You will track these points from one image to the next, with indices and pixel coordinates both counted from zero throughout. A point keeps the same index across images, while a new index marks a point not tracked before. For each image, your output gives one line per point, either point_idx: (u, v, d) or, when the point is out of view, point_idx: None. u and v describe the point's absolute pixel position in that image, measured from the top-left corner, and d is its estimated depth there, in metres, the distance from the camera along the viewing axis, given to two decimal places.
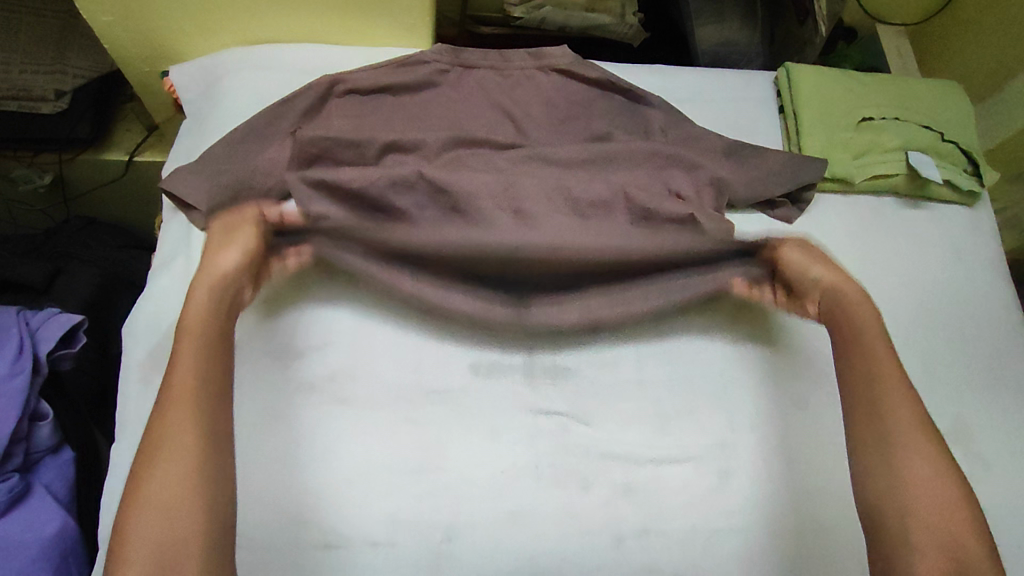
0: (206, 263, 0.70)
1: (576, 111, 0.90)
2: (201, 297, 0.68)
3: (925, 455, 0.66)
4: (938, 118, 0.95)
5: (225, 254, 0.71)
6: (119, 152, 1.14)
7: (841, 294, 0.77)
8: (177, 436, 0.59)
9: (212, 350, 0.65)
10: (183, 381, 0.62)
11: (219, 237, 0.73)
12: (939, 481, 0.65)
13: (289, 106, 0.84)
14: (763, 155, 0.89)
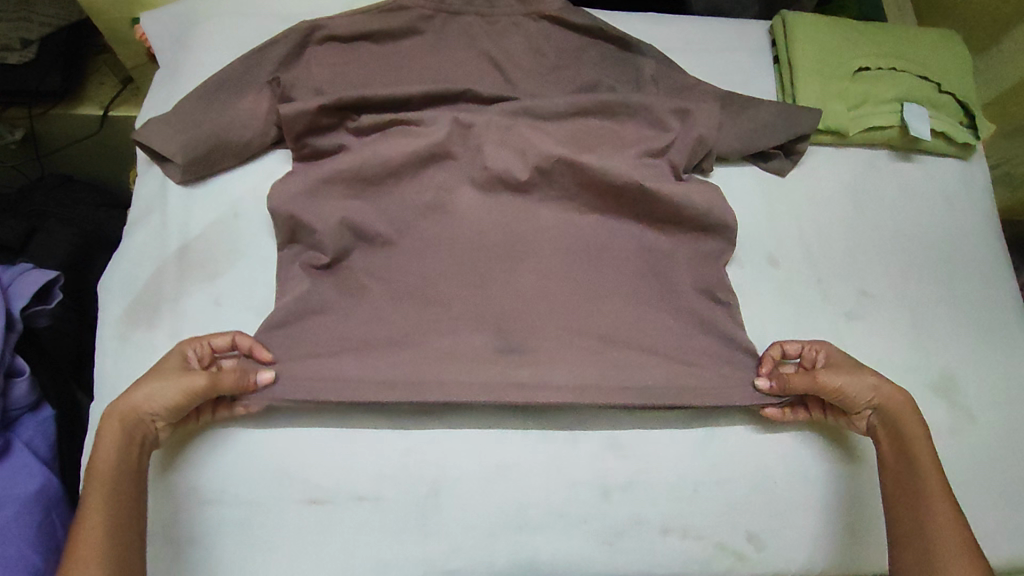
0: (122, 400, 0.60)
1: (565, 60, 0.88)
2: (134, 414, 0.59)
3: (960, 562, 0.57)
4: (936, 69, 0.92)
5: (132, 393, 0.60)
6: (93, 106, 1.10)
7: (899, 420, 0.67)
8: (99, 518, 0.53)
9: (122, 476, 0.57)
10: (93, 491, 0.55)
11: (168, 365, 0.63)
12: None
13: (266, 54, 0.81)
14: (757, 107, 0.87)
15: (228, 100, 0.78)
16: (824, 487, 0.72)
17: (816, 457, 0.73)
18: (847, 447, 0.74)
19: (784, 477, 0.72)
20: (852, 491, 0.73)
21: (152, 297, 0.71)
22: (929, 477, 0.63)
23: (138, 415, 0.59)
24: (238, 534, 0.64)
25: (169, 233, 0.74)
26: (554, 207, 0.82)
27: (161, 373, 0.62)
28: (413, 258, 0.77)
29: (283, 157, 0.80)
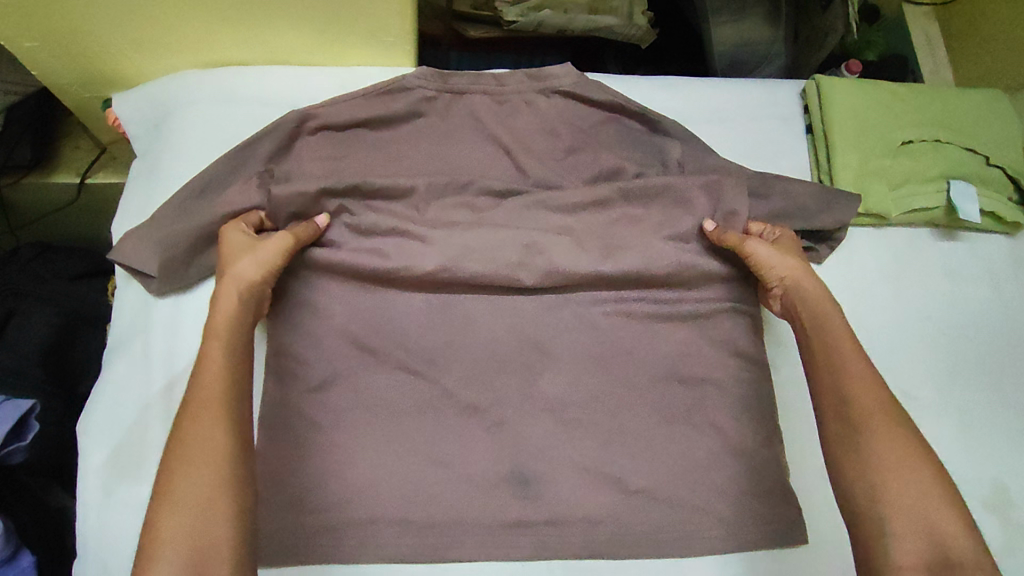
0: (206, 343, 0.59)
1: (581, 140, 0.80)
2: (239, 288, 0.62)
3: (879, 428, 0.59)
4: (984, 139, 0.85)
5: (209, 345, 0.58)
6: (69, 173, 1.02)
7: (797, 293, 0.69)
8: (213, 397, 0.55)
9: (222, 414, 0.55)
10: (207, 364, 0.57)
11: (239, 242, 0.66)
12: (897, 465, 0.57)
13: (252, 150, 0.73)
14: (791, 189, 0.79)
15: (209, 206, 0.70)
16: (824, 544, 0.72)
17: (793, 463, 0.75)
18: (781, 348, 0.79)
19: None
20: (815, 503, 0.73)
21: (136, 442, 0.64)
22: (839, 346, 0.64)
23: (249, 289, 0.63)
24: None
25: (153, 366, 0.67)
26: (577, 312, 0.74)
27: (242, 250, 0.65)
28: (424, 378, 0.70)
29: None
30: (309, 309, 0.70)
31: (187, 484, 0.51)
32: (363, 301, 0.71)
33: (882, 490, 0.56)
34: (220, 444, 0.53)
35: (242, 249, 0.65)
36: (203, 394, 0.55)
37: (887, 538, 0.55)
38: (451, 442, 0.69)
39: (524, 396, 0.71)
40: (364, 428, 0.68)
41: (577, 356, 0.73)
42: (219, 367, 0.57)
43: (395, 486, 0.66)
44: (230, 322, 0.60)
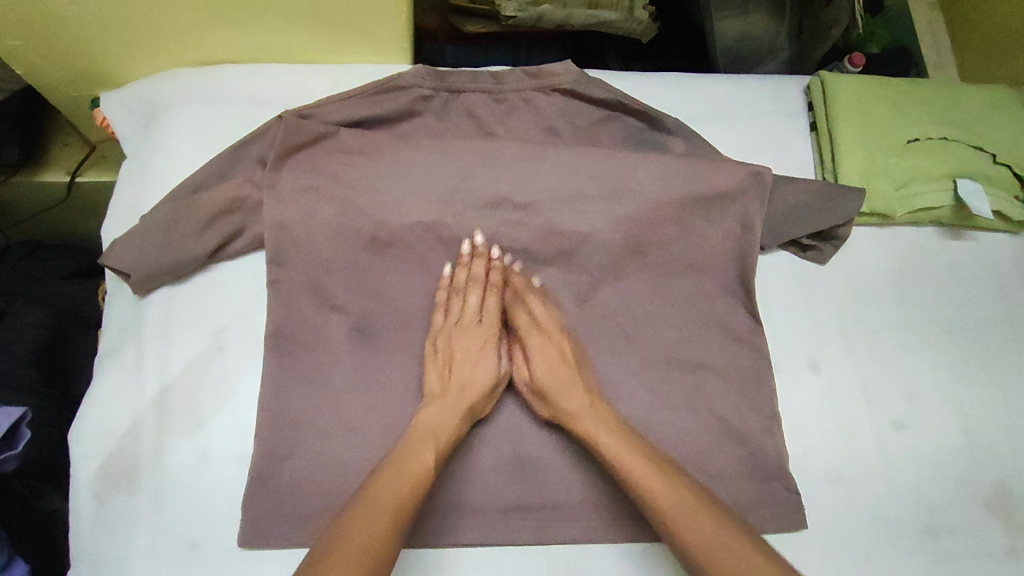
0: (423, 444, 0.61)
1: (581, 139, 0.78)
2: (484, 394, 0.66)
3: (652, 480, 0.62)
4: (990, 137, 0.83)
5: (426, 452, 0.61)
6: (58, 171, 1.00)
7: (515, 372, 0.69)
8: (428, 449, 0.61)
9: (400, 519, 0.56)
10: (435, 435, 0.62)
11: (475, 340, 0.69)
12: (698, 519, 0.60)
13: (245, 151, 0.71)
14: (790, 187, 0.78)
15: (189, 202, 0.67)
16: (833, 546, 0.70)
17: (804, 464, 0.73)
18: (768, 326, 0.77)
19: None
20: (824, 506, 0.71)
21: (129, 453, 0.63)
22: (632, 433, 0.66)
23: (468, 407, 0.65)
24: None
25: (145, 373, 0.65)
26: (577, 315, 0.73)
27: (470, 361, 0.67)
28: (421, 382, 0.68)
29: (258, 265, 0.71)
30: (303, 315, 0.69)
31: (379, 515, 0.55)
32: (357, 306, 0.70)
33: (684, 536, 0.60)
34: (377, 543, 0.54)
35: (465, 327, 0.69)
36: (421, 457, 0.60)
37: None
38: (450, 447, 0.67)
39: (523, 401, 0.69)
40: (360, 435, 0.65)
41: (578, 359, 0.71)
42: (426, 477, 0.59)
43: None
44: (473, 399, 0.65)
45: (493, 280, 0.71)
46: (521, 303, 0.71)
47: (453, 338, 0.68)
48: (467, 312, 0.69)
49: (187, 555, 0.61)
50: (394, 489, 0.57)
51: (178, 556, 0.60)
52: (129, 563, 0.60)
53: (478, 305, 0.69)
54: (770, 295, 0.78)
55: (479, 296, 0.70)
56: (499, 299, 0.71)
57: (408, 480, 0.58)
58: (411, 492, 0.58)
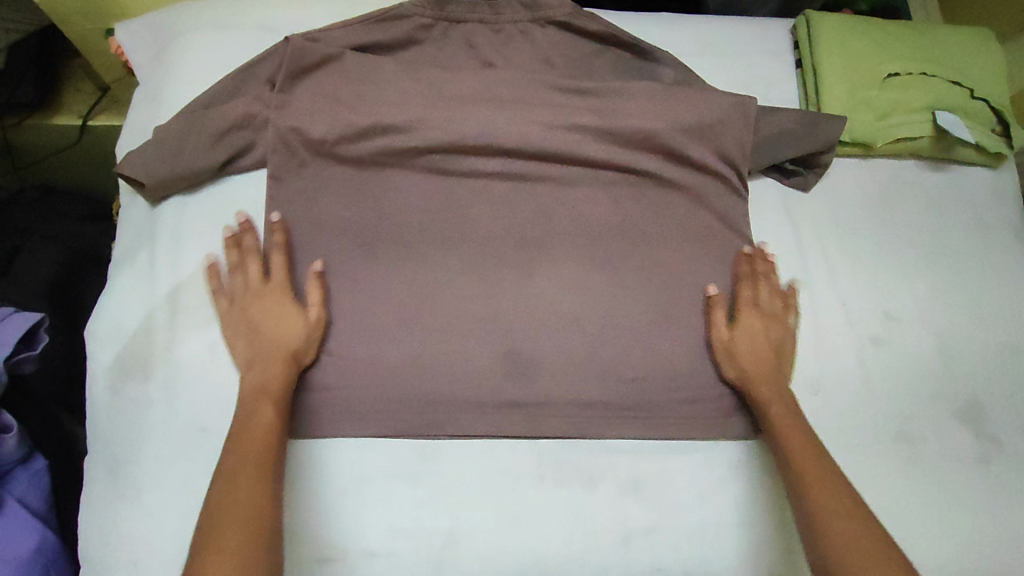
0: (255, 405, 0.60)
1: (575, 69, 0.81)
2: (285, 361, 0.64)
3: (803, 448, 0.63)
4: (969, 73, 0.87)
5: (261, 411, 0.60)
6: (71, 114, 1.03)
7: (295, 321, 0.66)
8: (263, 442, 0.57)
9: (264, 474, 0.55)
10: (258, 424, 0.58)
11: (273, 299, 0.66)
12: (826, 494, 0.58)
13: (253, 71, 0.74)
14: (776, 113, 0.81)
15: (198, 118, 0.70)
16: None
17: None
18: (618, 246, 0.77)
19: None
20: (800, 413, 0.75)
21: (143, 345, 0.67)
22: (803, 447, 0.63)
23: (290, 354, 0.65)
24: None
25: (157, 274, 0.69)
26: (569, 233, 0.76)
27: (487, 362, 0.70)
28: (419, 290, 0.72)
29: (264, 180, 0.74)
30: (306, 224, 0.72)
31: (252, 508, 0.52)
32: (359, 218, 0.73)
33: (816, 504, 0.57)
34: (262, 500, 0.53)
35: (246, 304, 0.66)
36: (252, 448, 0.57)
37: None
38: (447, 350, 0.70)
39: (516, 310, 0.72)
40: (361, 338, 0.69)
41: (570, 273, 0.75)
42: (268, 434, 0.58)
43: (390, 390, 0.68)
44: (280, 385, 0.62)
45: (249, 245, 0.68)
46: (764, 279, 0.75)
47: (246, 305, 0.66)
48: (252, 277, 0.67)
49: (198, 438, 0.64)
50: (245, 451, 0.56)
51: (190, 439, 0.64)
52: (143, 445, 0.64)
53: (259, 271, 0.67)
54: (754, 219, 0.82)
55: (260, 266, 0.68)
56: (756, 289, 0.75)
57: (251, 438, 0.57)
58: (263, 451, 0.56)
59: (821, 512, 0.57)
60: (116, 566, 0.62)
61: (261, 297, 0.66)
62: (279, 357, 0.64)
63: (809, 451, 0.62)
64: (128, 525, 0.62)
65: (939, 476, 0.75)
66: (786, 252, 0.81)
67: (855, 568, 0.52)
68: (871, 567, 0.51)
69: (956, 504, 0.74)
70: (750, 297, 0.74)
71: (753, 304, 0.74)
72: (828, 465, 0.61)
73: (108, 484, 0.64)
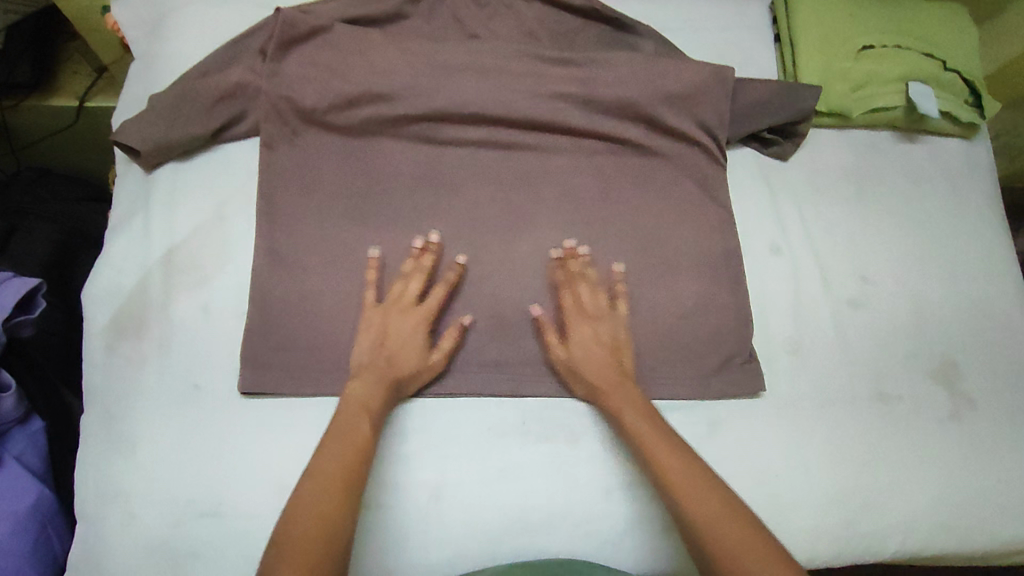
0: (356, 415, 0.62)
1: (558, 43, 0.84)
2: (399, 376, 0.66)
3: (669, 455, 0.61)
4: (942, 45, 0.89)
5: (363, 421, 0.61)
6: (68, 96, 1.05)
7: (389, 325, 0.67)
8: (354, 448, 0.59)
9: (349, 484, 0.57)
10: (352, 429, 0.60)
11: (407, 323, 0.68)
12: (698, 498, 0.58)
13: (247, 44, 0.77)
14: (754, 84, 0.83)
15: (194, 86, 0.72)
16: (789, 406, 0.76)
17: (763, 335, 0.78)
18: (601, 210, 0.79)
19: (786, 485, 0.72)
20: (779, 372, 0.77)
21: (138, 306, 0.68)
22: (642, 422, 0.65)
23: (392, 377, 0.65)
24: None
25: (152, 238, 0.71)
26: (554, 199, 0.78)
27: (592, 360, 0.69)
28: (406, 254, 0.74)
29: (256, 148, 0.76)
30: (297, 190, 0.74)
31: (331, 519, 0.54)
32: (348, 184, 0.75)
33: (685, 498, 0.59)
34: (341, 508, 0.55)
35: (368, 315, 0.68)
36: (345, 454, 0.58)
37: None
38: (434, 311, 0.72)
39: (501, 273, 0.74)
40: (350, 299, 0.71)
41: (554, 238, 0.77)
42: (364, 445, 0.60)
43: None
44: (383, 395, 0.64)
45: (427, 265, 0.70)
46: (580, 280, 0.72)
47: (385, 316, 0.67)
48: (372, 296, 0.69)
49: (191, 395, 0.66)
50: (337, 458, 0.58)
51: (184, 396, 0.66)
52: (138, 402, 0.66)
53: (417, 292, 0.69)
54: (734, 186, 0.84)
55: (421, 284, 0.70)
56: (576, 293, 0.71)
57: (351, 448, 0.59)
58: (355, 458, 0.58)
59: (703, 516, 0.57)
60: (109, 518, 0.63)
61: (389, 313, 0.68)
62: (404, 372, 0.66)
63: (653, 429, 0.64)
64: (121, 479, 0.64)
65: (917, 432, 0.76)
66: (764, 219, 0.83)
67: (725, 553, 0.55)
68: (721, 536, 0.56)
69: (933, 458, 0.76)
70: (572, 303, 0.71)
71: (575, 309, 0.71)
72: (682, 450, 0.62)
73: (103, 439, 0.65)
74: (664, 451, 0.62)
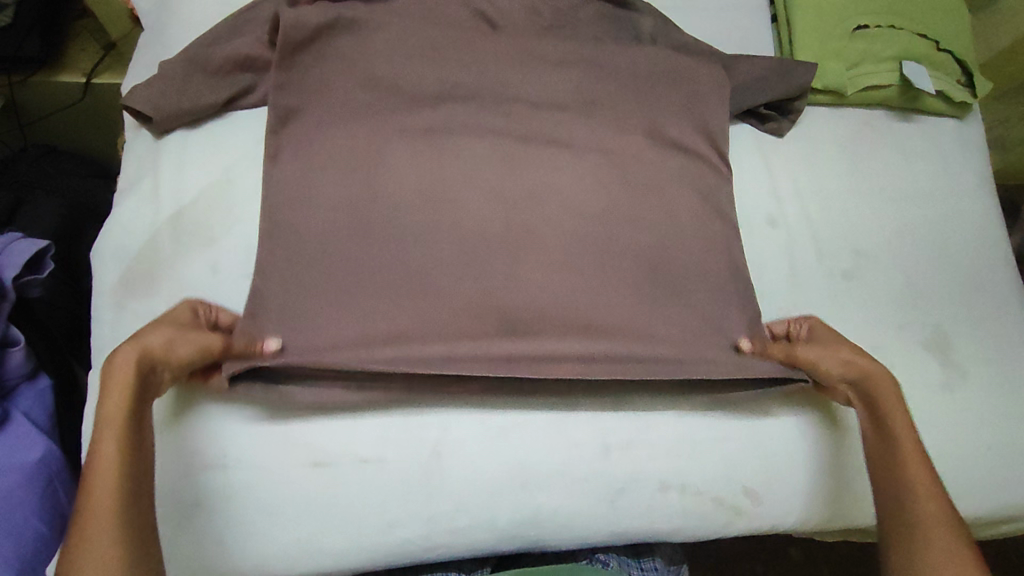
0: (101, 436, 0.53)
1: (561, 17, 0.85)
2: (130, 347, 0.57)
3: (933, 500, 0.61)
4: (936, 26, 0.91)
5: (103, 440, 0.53)
6: (75, 73, 1.07)
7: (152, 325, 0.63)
8: (111, 475, 0.51)
9: (123, 522, 0.50)
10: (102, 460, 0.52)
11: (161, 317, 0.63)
12: (948, 548, 0.58)
13: (256, 13, 0.78)
14: (751, 62, 0.85)
15: (203, 54, 0.74)
16: None
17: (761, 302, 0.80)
18: None
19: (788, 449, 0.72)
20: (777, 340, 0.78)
21: (147, 264, 0.70)
22: (901, 434, 0.65)
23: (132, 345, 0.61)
24: (244, 536, 0.64)
25: (161, 200, 0.72)
26: None
27: (830, 336, 0.73)
28: None
29: (263, 116, 0.77)
30: (301, 155, 0.75)
31: (103, 559, 0.48)
32: None
33: (911, 504, 0.61)
34: (119, 554, 0.48)
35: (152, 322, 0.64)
36: (102, 489, 0.51)
37: None
38: None
39: None
40: None
41: None
42: (115, 469, 0.52)
43: None
44: (125, 402, 0.55)
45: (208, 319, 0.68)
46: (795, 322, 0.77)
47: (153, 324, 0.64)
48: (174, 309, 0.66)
49: None
50: (95, 493, 0.50)
51: None
52: None
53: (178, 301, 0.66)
54: (732, 161, 0.86)
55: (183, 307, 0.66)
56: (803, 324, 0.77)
57: (100, 477, 0.51)
58: (108, 490, 0.51)
59: (934, 550, 0.58)
60: None
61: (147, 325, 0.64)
62: (127, 384, 0.56)
63: (914, 442, 0.65)
64: None
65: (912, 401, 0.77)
66: (762, 193, 0.85)
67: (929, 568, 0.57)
68: (936, 549, 0.58)
69: (926, 426, 0.77)
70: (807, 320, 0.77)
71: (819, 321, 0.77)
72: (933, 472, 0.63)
73: None
74: (921, 466, 0.63)
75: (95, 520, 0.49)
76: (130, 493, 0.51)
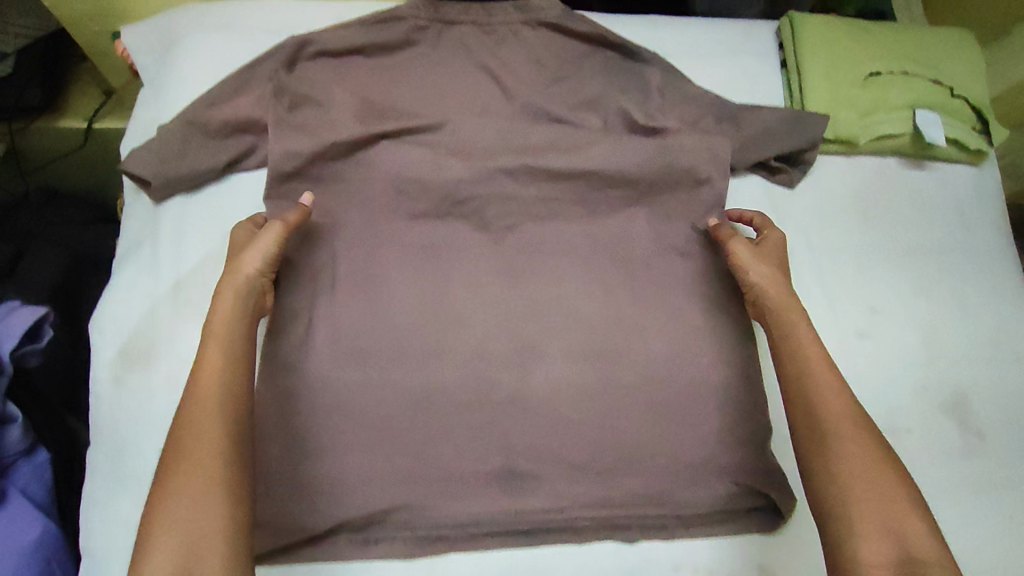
0: (204, 343, 0.59)
1: (567, 69, 0.83)
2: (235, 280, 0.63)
3: (839, 397, 0.61)
4: (950, 72, 0.89)
5: (209, 348, 0.59)
6: (75, 118, 1.05)
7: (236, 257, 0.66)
8: (212, 375, 0.57)
9: (231, 423, 0.55)
10: (207, 368, 0.57)
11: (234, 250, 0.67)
12: (857, 435, 0.58)
13: (255, 70, 0.76)
14: (761, 113, 0.83)
15: (201, 117, 0.72)
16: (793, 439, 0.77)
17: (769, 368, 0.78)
18: (611, 239, 0.78)
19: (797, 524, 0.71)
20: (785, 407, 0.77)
21: (145, 336, 0.68)
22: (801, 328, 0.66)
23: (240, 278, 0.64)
24: None
25: (160, 269, 0.71)
26: (562, 228, 0.78)
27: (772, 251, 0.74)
28: (412, 285, 0.72)
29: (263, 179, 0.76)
30: (302, 222, 0.73)
31: (211, 462, 0.53)
32: (354, 215, 0.74)
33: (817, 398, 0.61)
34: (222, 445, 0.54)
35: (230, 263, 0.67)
36: (202, 389, 0.56)
37: (853, 520, 0.55)
38: (442, 346, 0.71)
39: (509, 304, 0.74)
40: (356, 334, 0.70)
41: (563, 269, 0.76)
42: (218, 370, 0.57)
43: (386, 382, 0.69)
44: (229, 318, 0.60)
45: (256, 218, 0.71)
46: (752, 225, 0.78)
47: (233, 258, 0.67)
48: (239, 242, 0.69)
49: None
50: (197, 398, 0.55)
51: None
52: (144, 438, 0.65)
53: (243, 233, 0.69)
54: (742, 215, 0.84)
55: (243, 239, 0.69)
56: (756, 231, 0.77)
57: (203, 381, 0.56)
58: (215, 394, 0.56)
59: (844, 443, 0.58)
60: (116, 554, 0.63)
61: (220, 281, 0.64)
62: (229, 309, 0.61)
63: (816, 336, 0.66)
64: (129, 513, 0.64)
65: (928, 467, 0.75)
66: None
67: (840, 462, 0.57)
68: (845, 443, 0.58)
69: (943, 494, 0.75)
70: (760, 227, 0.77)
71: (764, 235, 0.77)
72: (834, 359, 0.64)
73: (110, 474, 0.65)
74: (821, 359, 0.64)
75: (202, 418, 0.55)
76: (231, 418, 0.55)
